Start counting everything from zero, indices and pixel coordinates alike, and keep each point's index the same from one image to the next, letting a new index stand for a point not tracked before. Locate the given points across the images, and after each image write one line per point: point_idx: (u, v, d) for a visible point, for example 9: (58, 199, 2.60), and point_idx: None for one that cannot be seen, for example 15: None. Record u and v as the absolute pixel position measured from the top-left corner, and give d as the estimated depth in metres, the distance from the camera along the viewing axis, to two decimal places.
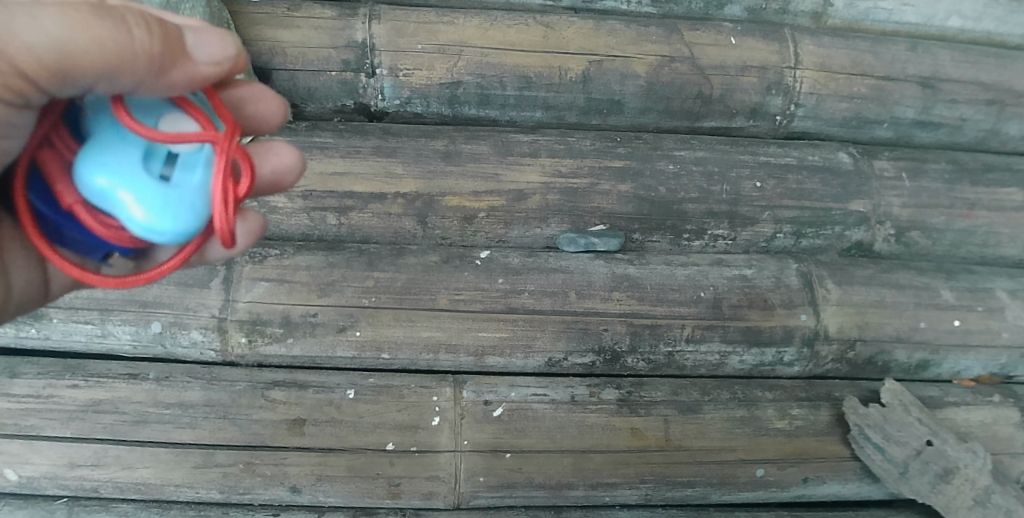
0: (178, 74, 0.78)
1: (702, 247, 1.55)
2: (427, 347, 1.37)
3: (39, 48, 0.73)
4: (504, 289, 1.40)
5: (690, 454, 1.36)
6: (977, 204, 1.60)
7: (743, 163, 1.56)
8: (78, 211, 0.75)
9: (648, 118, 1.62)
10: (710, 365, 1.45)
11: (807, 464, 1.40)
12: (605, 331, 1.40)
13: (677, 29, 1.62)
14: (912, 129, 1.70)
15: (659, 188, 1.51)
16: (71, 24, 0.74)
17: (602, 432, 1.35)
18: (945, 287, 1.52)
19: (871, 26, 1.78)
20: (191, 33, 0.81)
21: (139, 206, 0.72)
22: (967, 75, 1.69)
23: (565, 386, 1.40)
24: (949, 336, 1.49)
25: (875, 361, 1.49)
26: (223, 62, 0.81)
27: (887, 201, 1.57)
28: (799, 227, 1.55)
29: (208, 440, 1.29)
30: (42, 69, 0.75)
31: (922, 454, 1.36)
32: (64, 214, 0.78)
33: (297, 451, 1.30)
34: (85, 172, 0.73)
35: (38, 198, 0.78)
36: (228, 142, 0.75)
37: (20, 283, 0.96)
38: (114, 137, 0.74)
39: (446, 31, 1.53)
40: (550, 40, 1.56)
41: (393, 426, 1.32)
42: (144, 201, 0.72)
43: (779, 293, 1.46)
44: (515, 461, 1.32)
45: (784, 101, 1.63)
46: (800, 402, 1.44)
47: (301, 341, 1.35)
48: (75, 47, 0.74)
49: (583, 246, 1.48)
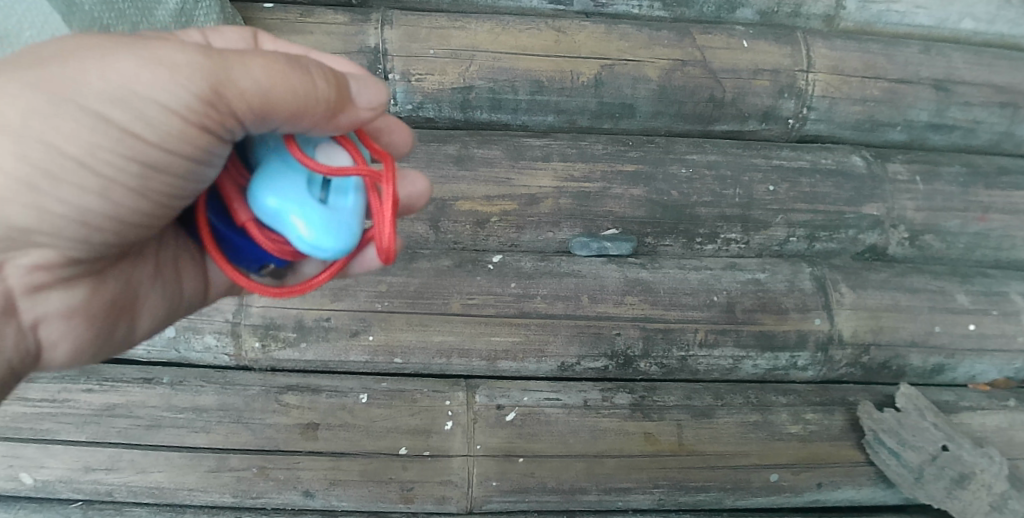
0: (349, 121, 0.78)
1: (714, 251, 1.54)
2: (439, 351, 1.38)
3: (247, 94, 0.71)
4: (516, 294, 1.40)
5: (703, 458, 1.36)
6: (991, 207, 1.59)
7: (755, 166, 1.55)
8: (251, 229, 0.76)
9: (659, 122, 1.62)
10: (724, 369, 1.45)
11: (821, 469, 1.39)
12: (618, 335, 1.40)
13: (689, 33, 1.62)
14: (926, 132, 1.69)
15: (671, 192, 1.51)
16: (274, 73, 0.72)
17: (615, 437, 1.35)
18: (959, 291, 1.51)
19: (883, 29, 1.77)
20: (353, 80, 0.80)
21: (306, 225, 0.71)
22: (980, 78, 1.68)
23: (578, 391, 1.39)
24: (964, 340, 1.48)
25: (889, 365, 1.48)
26: (379, 108, 0.81)
27: (901, 204, 1.56)
28: (812, 231, 1.54)
29: (221, 444, 1.29)
30: (249, 116, 0.73)
31: (938, 459, 1.35)
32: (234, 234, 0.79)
33: (310, 455, 1.30)
34: (259, 192, 0.73)
35: (210, 214, 0.80)
36: (387, 172, 0.73)
37: (190, 294, 1.00)
38: (283, 164, 0.75)
39: (458, 36, 1.54)
40: (562, 44, 1.56)
41: (406, 431, 1.32)
42: (309, 222, 0.71)
43: (793, 297, 1.45)
44: (528, 465, 1.32)
45: (797, 104, 1.63)
46: (814, 406, 1.44)
47: (314, 345, 1.36)
48: (278, 95, 0.72)
49: (596, 250, 1.47)
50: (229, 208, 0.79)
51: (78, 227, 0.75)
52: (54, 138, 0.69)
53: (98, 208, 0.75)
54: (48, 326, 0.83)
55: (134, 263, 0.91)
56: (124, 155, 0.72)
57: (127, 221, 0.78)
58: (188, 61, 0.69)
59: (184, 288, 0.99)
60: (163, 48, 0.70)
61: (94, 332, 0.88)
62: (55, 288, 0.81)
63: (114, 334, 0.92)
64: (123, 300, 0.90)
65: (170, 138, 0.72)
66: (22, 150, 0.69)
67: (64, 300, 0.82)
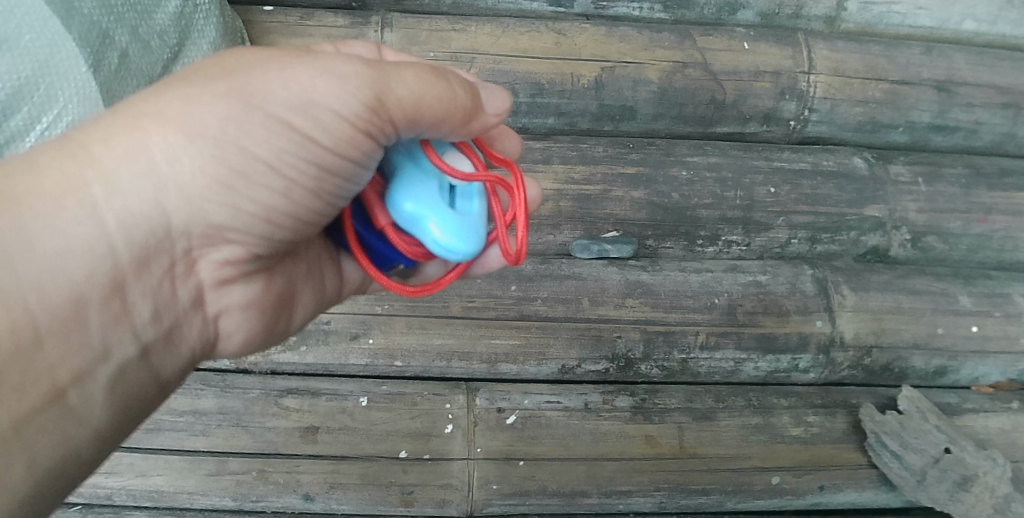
0: (478, 127, 0.78)
1: (715, 253, 1.53)
2: (440, 354, 1.37)
3: (404, 104, 0.71)
4: (516, 296, 1.39)
5: (705, 461, 1.35)
6: (994, 208, 1.58)
7: (756, 168, 1.55)
8: (389, 233, 0.78)
9: (660, 124, 1.62)
10: (725, 371, 1.44)
11: (824, 472, 1.38)
12: (619, 338, 1.39)
13: (690, 35, 1.62)
14: (928, 133, 1.68)
15: (672, 194, 1.50)
16: (427, 82, 0.72)
17: (616, 440, 1.35)
18: (962, 293, 1.51)
19: (885, 31, 1.77)
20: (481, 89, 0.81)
21: (440, 228, 0.73)
22: (982, 79, 1.68)
23: (579, 394, 1.39)
24: (967, 342, 1.48)
25: (892, 367, 1.47)
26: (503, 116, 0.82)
27: (903, 206, 1.56)
28: (813, 233, 1.54)
29: (221, 447, 1.29)
30: (402, 125, 0.72)
31: (940, 462, 1.34)
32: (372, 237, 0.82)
33: (310, 459, 1.30)
34: (398, 197, 0.75)
35: (355, 223, 0.83)
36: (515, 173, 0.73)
37: (333, 289, 1.02)
38: (416, 170, 0.77)
39: (458, 39, 1.54)
40: (562, 46, 1.56)
41: (406, 434, 1.32)
42: (444, 225, 0.73)
43: (794, 299, 1.45)
44: (529, 469, 1.32)
45: (798, 106, 1.62)
46: (816, 409, 1.43)
47: (314, 349, 1.36)
48: (427, 106, 0.72)
49: (596, 252, 1.46)
50: (368, 213, 0.81)
51: (261, 225, 0.75)
52: (245, 143, 0.68)
53: (280, 209, 0.75)
54: (225, 316, 0.85)
55: (295, 261, 0.93)
56: (306, 160, 0.72)
57: (304, 220, 0.78)
58: (354, 69, 0.69)
59: (331, 285, 1.01)
60: (330, 57, 0.69)
61: (259, 322, 0.90)
62: (238, 283, 0.83)
63: (272, 326, 0.94)
64: (284, 294, 0.92)
65: (352, 140, 0.72)
66: (219, 154, 0.68)
67: (242, 293, 0.84)
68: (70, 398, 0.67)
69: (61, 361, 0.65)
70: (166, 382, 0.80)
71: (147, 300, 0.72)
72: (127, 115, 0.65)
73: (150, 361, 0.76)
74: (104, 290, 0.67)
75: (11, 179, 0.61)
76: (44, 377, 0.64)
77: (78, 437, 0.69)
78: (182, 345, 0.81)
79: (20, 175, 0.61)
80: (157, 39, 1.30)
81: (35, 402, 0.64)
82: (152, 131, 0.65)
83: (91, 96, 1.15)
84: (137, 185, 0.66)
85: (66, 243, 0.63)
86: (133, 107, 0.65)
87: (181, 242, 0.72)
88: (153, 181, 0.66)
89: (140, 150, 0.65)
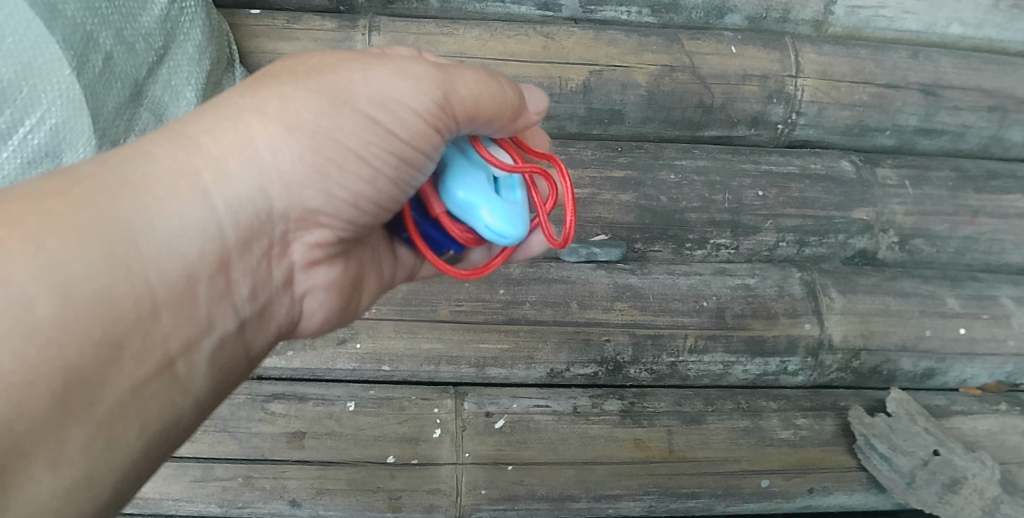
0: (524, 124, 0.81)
1: (704, 256, 1.53)
2: (428, 359, 1.37)
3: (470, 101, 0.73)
4: (505, 300, 1.39)
5: (694, 465, 1.35)
6: (981, 211, 1.59)
7: (744, 171, 1.55)
8: (444, 221, 0.79)
9: (649, 127, 1.62)
10: (714, 375, 1.44)
11: (813, 475, 1.38)
12: (607, 341, 1.39)
13: (678, 38, 1.63)
14: (915, 137, 1.69)
15: (660, 197, 1.51)
16: (486, 82, 0.75)
17: (604, 444, 1.34)
18: (950, 295, 1.51)
19: (872, 34, 1.78)
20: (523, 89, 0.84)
21: (493, 215, 0.75)
22: (968, 82, 1.69)
23: (568, 397, 1.38)
24: (955, 344, 1.48)
25: (880, 370, 1.47)
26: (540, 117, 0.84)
27: (891, 208, 1.56)
28: (801, 236, 1.54)
29: (206, 453, 1.28)
30: (468, 123, 0.75)
31: (929, 464, 1.34)
32: (427, 225, 0.83)
33: (297, 464, 1.28)
34: (451, 186, 0.77)
35: (414, 213, 0.83)
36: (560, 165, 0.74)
37: (398, 274, 1.01)
38: (465, 160, 0.79)
39: (446, 42, 1.54)
40: (550, 50, 1.57)
41: (394, 439, 1.31)
42: (496, 212, 0.75)
43: (782, 302, 1.45)
44: (517, 473, 1.31)
45: (785, 110, 1.63)
46: (805, 412, 1.43)
47: (301, 353, 1.36)
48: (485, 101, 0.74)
49: (585, 256, 1.46)
50: (425, 203, 0.81)
51: (348, 212, 0.76)
52: (335, 134, 0.70)
53: (365, 197, 0.75)
54: (311, 296, 0.84)
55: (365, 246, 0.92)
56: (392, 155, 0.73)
57: (387, 208, 0.79)
58: (426, 65, 0.72)
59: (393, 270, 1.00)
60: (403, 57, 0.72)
61: (336, 306, 0.88)
62: (322, 264, 0.82)
63: (349, 306, 0.92)
64: (358, 278, 0.91)
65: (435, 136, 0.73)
66: (313, 144, 0.69)
67: (327, 275, 0.83)
68: (179, 368, 0.64)
69: (177, 330, 0.63)
70: (255, 358, 0.78)
71: (249, 278, 0.71)
72: (229, 109, 0.67)
73: (244, 337, 0.73)
74: (213, 266, 0.66)
75: (130, 164, 0.62)
76: (160, 344, 0.61)
77: (185, 407, 0.66)
78: (273, 324, 0.79)
79: (137, 160, 0.62)
80: (142, 42, 1.29)
81: (153, 369, 0.61)
82: (253, 125, 0.67)
83: (74, 99, 1.15)
84: (241, 171, 0.66)
85: (183, 222, 0.62)
86: (230, 103, 0.67)
87: (280, 225, 0.72)
88: (252, 170, 0.67)
89: (241, 140, 0.67)
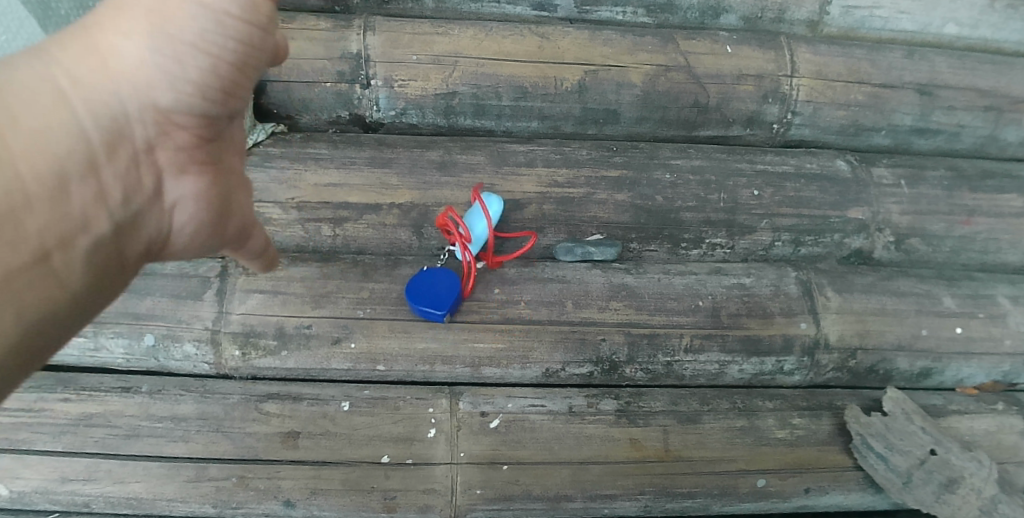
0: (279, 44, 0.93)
1: (700, 256, 1.53)
2: (423, 358, 1.36)
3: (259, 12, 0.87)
4: (500, 300, 1.39)
5: (690, 464, 1.34)
6: (977, 210, 1.59)
7: (740, 171, 1.55)
8: None
9: (644, 127, 1.63)
10: (710, 374, 1.43)
11: (809, 474, 1.37)
12: (603, 341, 1.39)
13: (673, 39, 1.64)
14: (910, 137, 1.69)
15: (655, 197, 1.51)
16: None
17: (600, 444, 1.33)
18: (946, 295, 1.51)
19: (867, 35, 1.78)
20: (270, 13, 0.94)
21: None
22: (963, 82, 1.69)
23: (563, 397, 1.38)
24: (951, 343, 1.47)
25: (877, 369, 1.47)
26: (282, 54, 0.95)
27: (886, 208, 1.56)
28: (797, 235, 1.54)
29: (200, 453, 1.27)
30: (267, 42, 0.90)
31: (926, 463, 1.33)
32: None
33: (290, 464, 1.27)
34: None
35: None
36: None
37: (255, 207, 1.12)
38: None
39: (441, 42, 1.58)
40: (545, 50, 1.59)
41: (389, 438, 1.31)
42: None
43: (778, 302, 1.45)
44: (512, 473, 1.30)
45: (781, 109, 1.63)
46: (801, 411, 1.42)
47: (295, 353, 1.35)
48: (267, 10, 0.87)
49: (579, 255, 1.46)
50: None
51: (202, 118, 0.91)
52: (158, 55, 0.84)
53: (204, 112, 0.90)
54: (180, 207, 0.97)
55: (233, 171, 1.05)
56: (235, 65, 0.88)
57: (213, 122, 0.93)
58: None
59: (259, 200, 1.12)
60: None
61: (206, 221, 1.02)
62: (191, 175, 0.96)
63: (220, 224, 1.05)
64: (229, 197, 1.04)
65: (268, 36, 0.89)
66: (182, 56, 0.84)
67: (195, 185, 0.97)
68: (54, 260, 0.79)
69: (45, 224, 0.78)
70: (128, 264, 0.93)
71: (118, 183, 0.86)
72: (83, 35, 0.84)
73: (116, 242, 0.89)
74: (75, 168, 0.81)
75: (40, 74, 0.81)
76: (32, 236, 0.76)
77: (61, 296, 0.81)
78: (143, 234, 0.94)
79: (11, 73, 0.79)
80: None
81: (28, 257, 0.76)
82: (110, 41, 0.83)
83: None
84: (82, 91, 0.82)
85: (43, 125, 0.78)
86: (105, 28, 0.84)
87: (141, 132, 0.87)
88: (113, 86, 0.83)
89: (87, 55, 0.83)
